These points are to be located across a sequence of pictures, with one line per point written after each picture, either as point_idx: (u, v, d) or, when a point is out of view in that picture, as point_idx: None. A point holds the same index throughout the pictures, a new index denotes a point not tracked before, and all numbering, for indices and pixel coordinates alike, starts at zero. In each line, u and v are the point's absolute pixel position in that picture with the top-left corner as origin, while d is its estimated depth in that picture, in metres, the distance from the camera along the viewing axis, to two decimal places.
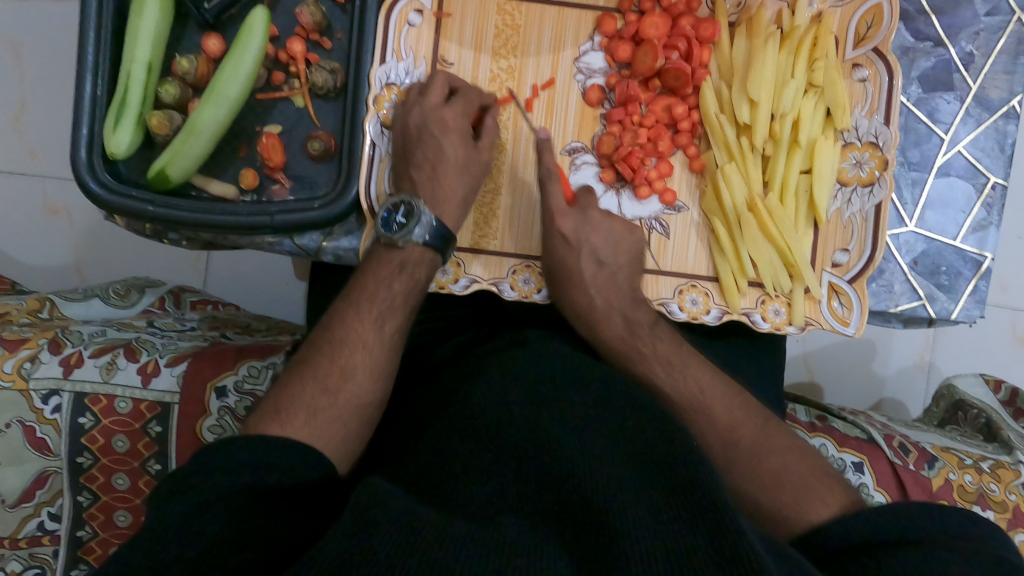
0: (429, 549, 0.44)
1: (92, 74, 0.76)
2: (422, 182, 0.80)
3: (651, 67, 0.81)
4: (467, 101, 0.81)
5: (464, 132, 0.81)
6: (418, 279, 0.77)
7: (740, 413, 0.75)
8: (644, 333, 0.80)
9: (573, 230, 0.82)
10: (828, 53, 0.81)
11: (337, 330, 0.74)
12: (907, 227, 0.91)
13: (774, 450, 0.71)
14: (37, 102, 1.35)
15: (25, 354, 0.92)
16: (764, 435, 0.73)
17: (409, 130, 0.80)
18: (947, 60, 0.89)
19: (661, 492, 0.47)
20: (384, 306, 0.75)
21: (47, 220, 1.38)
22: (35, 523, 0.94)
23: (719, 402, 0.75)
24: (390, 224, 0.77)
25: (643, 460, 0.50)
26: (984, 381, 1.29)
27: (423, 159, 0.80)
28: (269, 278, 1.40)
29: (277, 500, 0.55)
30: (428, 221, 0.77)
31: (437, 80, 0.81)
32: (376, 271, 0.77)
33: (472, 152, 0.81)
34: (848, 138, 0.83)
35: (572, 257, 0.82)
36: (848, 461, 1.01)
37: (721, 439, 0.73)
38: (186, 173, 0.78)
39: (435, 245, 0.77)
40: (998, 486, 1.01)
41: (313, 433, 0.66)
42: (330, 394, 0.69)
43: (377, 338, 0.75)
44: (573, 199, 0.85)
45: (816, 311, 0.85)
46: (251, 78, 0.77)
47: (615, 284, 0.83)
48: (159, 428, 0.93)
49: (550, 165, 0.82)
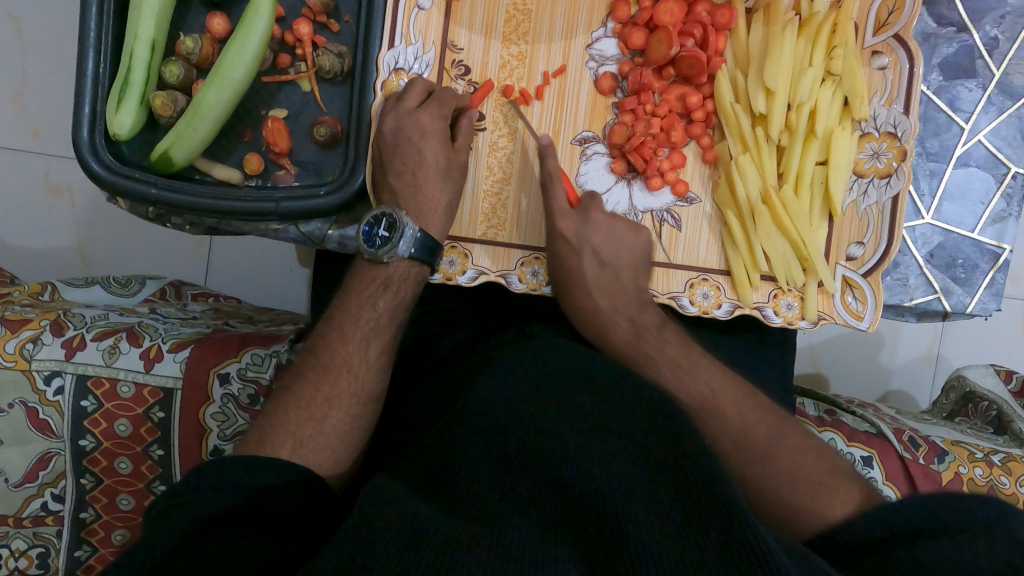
0: (435, 546, 0.43)
1: (93, 51, 0.75)
2: (402, 193, 0.77)
3: (665, 55, 0.79)
4: (443, 104, 0.78)
5: (442, 134, 0.77)
6: (403, 296, 0.76)
7: (751, 411, 0.73)
8: (651, 336, 0.78)
9: (595, 232, 0.80)
10: (847, 41, 0.79)
11: (322, 356, 0.73)
12: (924, 219, 0.90)
13: (792, 451, 0.69)
14: (40, 80, 1.34)
15: (26, 336, 0.91)
16: (779, 432, 0.71)
17: (384, 137, 0.76)
18: (969, 45, 0.88)
19: (668, 493, 0.46)
20: (368, 329, 0.74)
21: (49, 200, 1.37)
22: (40, 503, 0.92)
23: (728, 401, 0.73)
24: (372, 240, 0.74)
25: (662, 467, 0.48)
26: (994, 371, 1.26)
27: (402, 166, 0.76)
28: (271, 265, 1.39)
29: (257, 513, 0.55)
30: (412, 235, 0.74)
31: (414, 85, 0.78)
32: (358, 295, 0.75)
33: (452, 156, 0.78)
34: (866, 127, 0.82)
35: (576, 262, 0.79)
36: (857, 455, 0.98)
37: (734, 443, 0.70)
38: (190, 156, 0.77)
39: (421, 257, 0.75)
40: (1008, 479, 0.99)
41: (302, 460, 0.65)
42: (316, 421, 0.68)
43: (363, 358, 0.73)
44: (577, 202, 0.82)
45: (829, 305, 0.83)
46: (256, 61, 0.76)
47: (621, 270, 0.81)
48: (162, 414, 0.91)
49: (551, 169, 0.80)
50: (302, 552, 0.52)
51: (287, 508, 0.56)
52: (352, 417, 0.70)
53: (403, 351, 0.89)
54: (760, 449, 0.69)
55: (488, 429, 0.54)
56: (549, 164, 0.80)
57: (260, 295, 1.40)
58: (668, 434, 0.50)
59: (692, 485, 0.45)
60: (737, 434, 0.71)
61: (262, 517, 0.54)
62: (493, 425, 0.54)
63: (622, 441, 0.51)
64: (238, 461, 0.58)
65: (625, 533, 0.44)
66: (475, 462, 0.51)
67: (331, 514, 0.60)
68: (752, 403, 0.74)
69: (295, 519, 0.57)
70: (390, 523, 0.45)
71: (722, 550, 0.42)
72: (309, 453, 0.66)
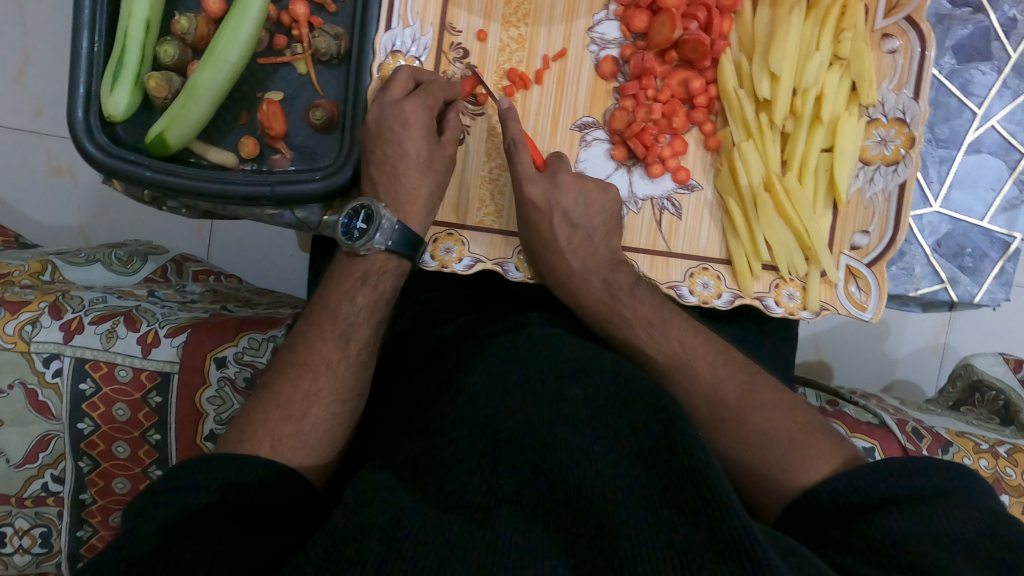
0: (421, 547, 0.42)
1: (88, 29, 0.74)
2: (383, 184, 0.76)
3: (668, 38, 0.77)
4: (428, 95, 0.76)
5: (426, 125, 0.76)
6: (384, 288, 0.76)
7: (724, 369, 0.72)
8: (625, 296, 0.77)
9: (564, 195, 0.78)
10: (856, 24, 0.77)
11: (301, 353, 0.72)
12: (932, 208, 0.88)
13: (763, 406, 0.67)
14: (40, 58, 1.33)
15: (25, 317, 0.91)
16: (752, 393, 0.69)
17: (368, 126, 0.75)
18: (985, 27, 0.85)
19: (659, 494, 0.45)
20: (347, 323, 0.74)
21: (51, 180, 1.37)
22: (39, 484, 0.92)
23: (701, 361, 0.73)
24: (350, 232, 0.74)
25: (653, 466, 0.47)
26: (1003, 360, 1.24)
27: (383, 157, 0.75)
28: (271, 248, 1.39)
29: (232, 510, 0.54)
30: (389, 227, 0.74)
31: (400, 75, 0.77)
32: (338, 289, 0.75)
33: (436, 149, 0.77)
34: (874, 114, 0.80)
35: (544, 224, 0.78)
36: (859, 446, 0.96)
37: (705, 399, 0.70)
38: (185, 139, 0.76)
39: (400, 250, 0.75)
40: (1014, 470, 0.99)
41: (282, 459, 0.64)
42: (295, 420, 0.67)
43: (343, 358, 0.72)
44: (544, 165, 0.81)
45: (832, 295, 0.82)
46: (251, 42, 0.75)
47: (591, 230, 0.80)
48: (159, 399, 0.92)
49: (518, 142, 0.77)
50: (288, 547, 0.54)
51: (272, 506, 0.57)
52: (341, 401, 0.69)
53: (398, 337, 0.89)
54: (731, 411, 0.68)
55: (475, 424, 0.54)
56: (511, 131, 0.78)
57: (262, 278, 1.41)
58: (661, 436, 0.49)
59: (683, 483, 0.45)
60: (709, 391, 0.70)
61: (234, 515, 0.54)
62: (479, 421, 0.54)
63: (617, 435, 0.51)
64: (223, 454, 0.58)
65: (613, 531, 0.43)
66: (469, 458, 0.50)
67: (314, 509, 0.61)
68: (726, 362, 0.72)
69: (277, 515, 0.57)
70: (382, 521, 0.44)
71: (710, 550, 0.41)
72: (288, 450, 0.65)
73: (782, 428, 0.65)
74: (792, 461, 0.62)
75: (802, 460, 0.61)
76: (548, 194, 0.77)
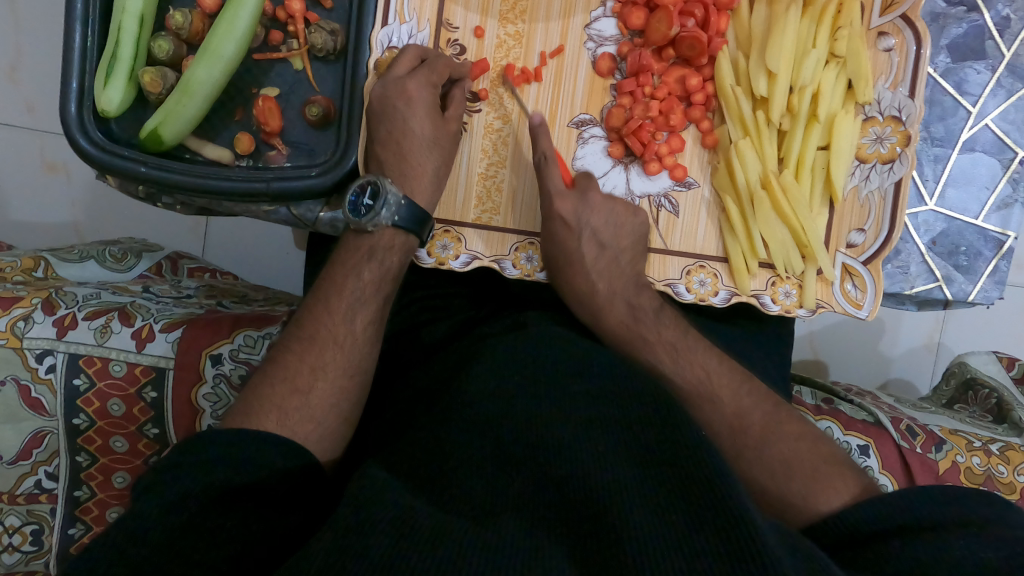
0: (419, 548, 0.41)
1: (81, 24, 0.74)
2: (388, 162, 0.75)
3: (665, 36, 0.77)
4: (433, 71, 0.76)
5: (429, 102, 0.75)
6: (390, 266, 0.76)
7: (747, 399, 0.72)
8: (648, 320, 0.78)
9: (593, 214, 0.79)
10: (852, 22, 0.78)
11: (308, 326, 0.72)
12: (927, 206, 0.88)
13: (788, 438, 0.68)
14: (33, 54, 1.32)
15: (18, 313, 0.90)
16: (765, 408, 0.70)
17: (372, 104, 0.75)
18: (979, 26, 0.86)
19: (666, 495, 0.45)
20: (353, 299, 0.73)
21: (44, 177, 1.36)
22: (33, 481, 0.91)
23: (725, 388, 0.73)
24: (357, 209, 0.74)
25: (657, 468, 0.47)
26: (996, 358, 1.26)
27: (387, 134, 0.75)
28: (266, 246, 1.39)
29: (235, 494, 0.53)
30: (395, 202, 0.73)
31: (407, 51, 0.76)
32: (344, 264, 0.75)
33: (440, 125, 0.76)
34: (870, 112, 0.80)
35: (571, 241, 0.78)
36: (854, 444, 0.97)
37: (729, 427, 0.70)
38: (181, 135, 0.75)
39: (407, 226, 0.75)
40: (1006, 468, 0.99)
41: (288, 432, 0.64)
42: (300, 394, 0.67)
43: (350, 331, 0.72)
44: (572, 182, 0.81)
45: (828, 293, 0.82)
46: (247, 38, 0.74)
47: (619, 252, 0.80)
48: (155, 394, 0.91)
49: (541, 135, 0.77)
50: (288, 538, 0.53)
51: (278, 484, 0.55)
52: (337, 399, 0.69)
53: (395, 334, 0.89)
54: None
55: (472, 422, 0.53)
56: (540, 145, 0.78)
57: (258, 276, 1.40)
58: (664, 440, 0.49)
59: (686, 484, 0.45)
60: (732, 419, 0.70)
61: (242, 495, 0.53)
62: (477, 419, 0.53)
63: (616, 432, 0.50)
64: (228, 429, 0.58)
65: (614, 531, 0.43)
66: (468, 457, 0.50)
67: (321, 499, 0.59)
68: (750, 392, 0.73)
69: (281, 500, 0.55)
70: (381, 516, 0.44)
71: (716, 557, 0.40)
72: (295, 424, 0.65)
73: (805, 456, 0.65)
74: (810, 493, 0.61)
75: (823, 482, 0.62)
76: (550, 190, 0.77)
